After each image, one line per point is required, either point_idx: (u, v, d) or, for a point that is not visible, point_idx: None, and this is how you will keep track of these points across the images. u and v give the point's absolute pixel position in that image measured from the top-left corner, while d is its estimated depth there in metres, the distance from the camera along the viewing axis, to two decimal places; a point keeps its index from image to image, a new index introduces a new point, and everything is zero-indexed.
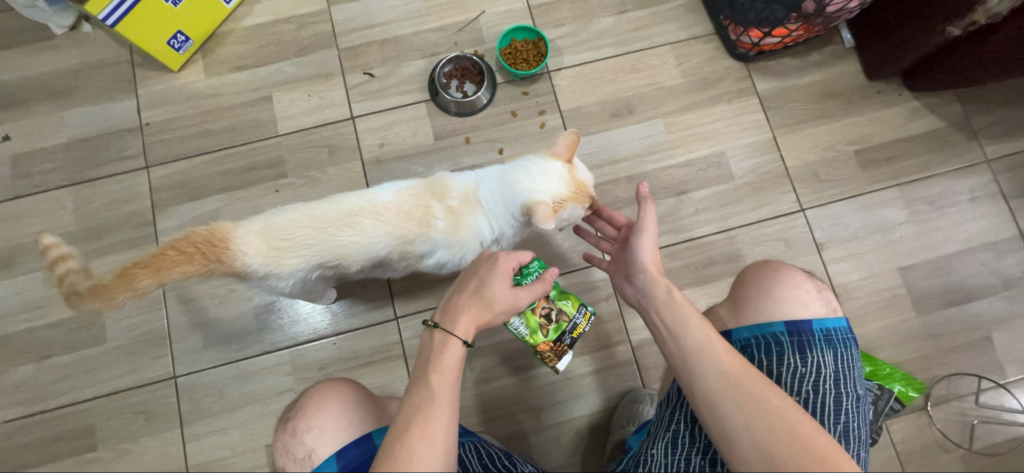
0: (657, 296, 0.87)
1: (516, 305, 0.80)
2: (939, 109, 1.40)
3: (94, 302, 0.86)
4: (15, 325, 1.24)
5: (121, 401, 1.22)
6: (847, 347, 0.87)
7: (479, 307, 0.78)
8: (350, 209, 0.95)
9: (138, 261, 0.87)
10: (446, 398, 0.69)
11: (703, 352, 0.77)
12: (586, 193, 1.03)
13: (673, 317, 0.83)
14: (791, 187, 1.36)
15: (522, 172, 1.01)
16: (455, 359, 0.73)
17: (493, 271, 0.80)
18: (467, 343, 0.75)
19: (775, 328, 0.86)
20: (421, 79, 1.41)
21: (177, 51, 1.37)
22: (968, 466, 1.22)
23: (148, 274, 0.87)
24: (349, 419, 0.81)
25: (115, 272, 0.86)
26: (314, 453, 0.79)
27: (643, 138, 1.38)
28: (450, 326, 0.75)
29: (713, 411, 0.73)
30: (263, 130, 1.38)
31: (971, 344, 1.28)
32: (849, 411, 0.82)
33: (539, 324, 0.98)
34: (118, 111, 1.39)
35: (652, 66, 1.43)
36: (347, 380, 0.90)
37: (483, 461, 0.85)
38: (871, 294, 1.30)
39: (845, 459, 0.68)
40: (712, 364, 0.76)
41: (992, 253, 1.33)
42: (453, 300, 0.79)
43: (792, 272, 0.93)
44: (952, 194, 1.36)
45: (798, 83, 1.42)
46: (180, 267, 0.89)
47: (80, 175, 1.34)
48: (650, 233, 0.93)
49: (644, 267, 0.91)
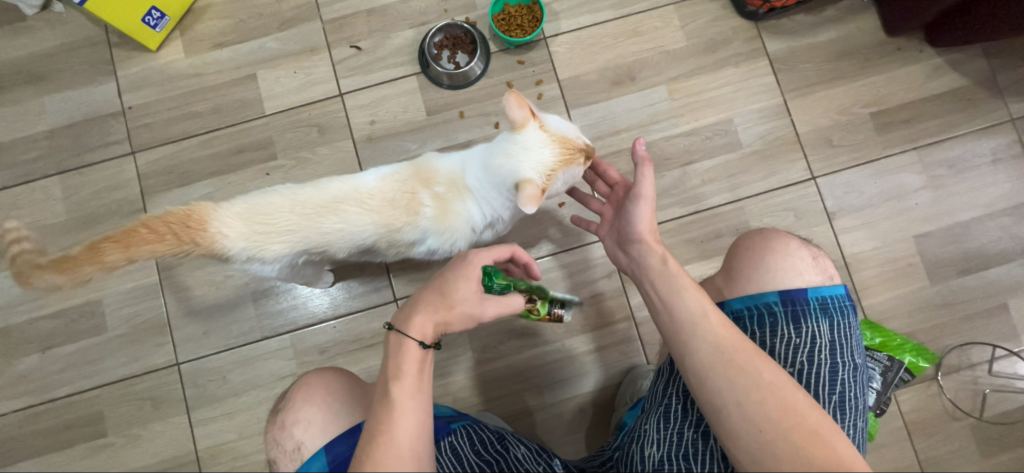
0: (652, 267, 0.83)
1: (481, 314, 0.72)
2: (962, 66, 1.32)
3: (56, 276, 0.85)
4: (16, 316, 1.24)
5: (126, 389, 1.23)
6: (844, 315, 0.83)
7: (439, 307, 0.72)
8: (334, 195, 0.91)
9: (108, 236, 0.85)
10: (410, 404, 0.67)
11: (697, 321, 0.74)
12: (574, 152, 0.97)
13: (666, 287, 0.79)
14: (802, 154, 1.29)
15: (505, 152, 0.95)
16: (415, 362, 0.70)
17: (459, 268, 0.74)
18: (425, 343, 0.71)
19: (768, 299, 0.83)
20: (410, 51, 1.34)
21: (153, 29, 1.30)
22: (979, 434, 1.20)
23: (118, 250, 0.85)
24: (335, 412, 0.81)
25: (84, 246, 0.85)
26: (303, 447, 0.79)
27: (644, 107, 1.31)
28: (405, 328, 0.71)
29: (703, 385, 0.72)
30: (249, 110, 1.33)
31: (987, 312, 1.24)
32: (846, 381, 0.80)
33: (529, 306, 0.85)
34: (98, 96, 1.34)
35: (655, 29, 1.34)
36: (331, 369, 0.88)
37: (476, 448, 0.85)
38: (884, 263, 1.26)
39: (834, 432, 0.67)
40: (707, 338, 0.73)
41: (1013, 218, 1.27)
42: (415, 296, 0.75)
43: (786, 239, 0.88)
44: (973, 157, 1.29)
45: (812, 42, 1.33)
46: (151, 245, 0.86)
47: (65, 163, 1.31)
48: (649, 199, 0.86)
49: (637, 235, 0.87)
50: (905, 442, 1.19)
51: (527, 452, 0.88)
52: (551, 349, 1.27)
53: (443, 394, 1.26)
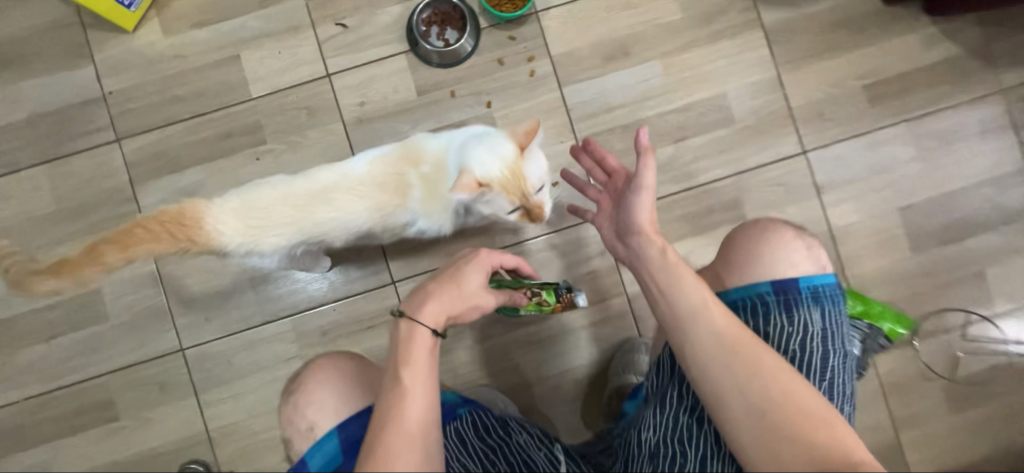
0: (653, 259, 0.83)
1: (484, 304, 0.79)
2: (956, 35, 1.31)
3: (58, 280, 0.86)
4: (16, 307, 1.25)
5: (135, 374, 1.26)
6: (834, 303, 0.87)
7: (453, 300, 0.75)
8: (325, 184, 0.91)
9: (107, 237, 0.85)
10: (421, 391, 0.70)
11: (697, 308, 0.77)
12: (519, 187, 0.96)
13: (667, 279, 0.80)
14: (794, 129, 1.30)
15: (467, 151, 0.94)
16: (425, 349, 0.72)
17: (471, 262, 0.79)
18: (437, 331, 0.73)
19: (762, 289, 0.86)
20: (398, 28, 1.30)
21: (128, 9, 1.25)
22: (951, 393, 1.27)
23: (117, 251, 0.86)
24: (345, 395, 0.84)
25: (82, 248, 0.85)
26: (316, 426, 0.83)
27: (638, 83, 1.30)
28: (416, 315, 0.73)
29: (704, 374, 0.75)
30: (234, 94, 1.30)
31: (965, 279, 1.29)
32: (835, 367, 0.84)
33: (540, 301, 1.01)
34: (76, 81, 1.29)
35: (649, 0, 1.31)
36: (342, 355, 0.91)
37: (479, 433, 0.90)
38: (870, 235, 1.29)
39: (826, 411, 0.72)
40: (707, 328, 0.76)
41: (996, 188, 1.30)
42: (423, 285, 0.77)
43: (780, 230, 0.92)
44: (962, 127, 1.30)
45: (807, 13, 1.31)
46: (147, 245, 0.87)
47: (49, 153, 1.28)
48: (650, 192, 0.86)
49: (636, 226, 0.88)
50: (881, 402, 1.27)
51: (529, 439, 0.92)
52: (547, 325, 1.31)
53: (444, 370, 1.30)
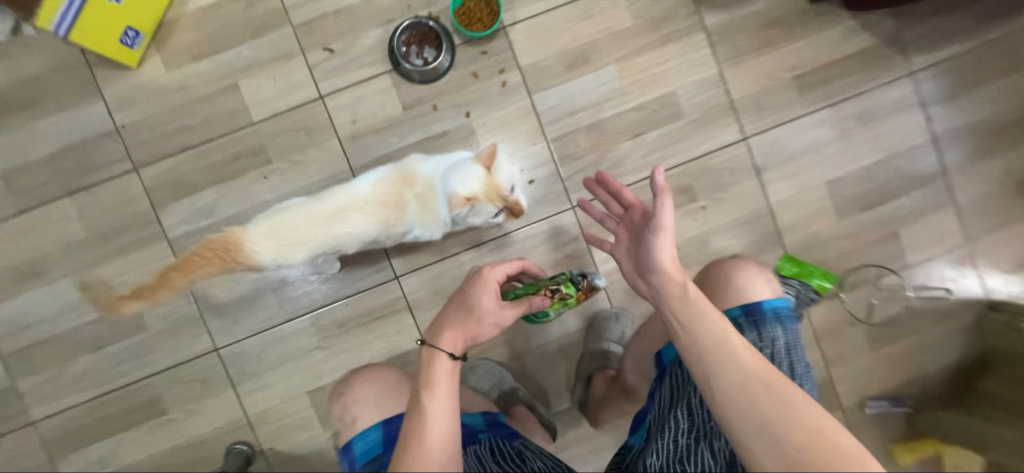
0: (674, 295, 0.89)
1: (498, 320, 0.95)
2: (872, 26, 1.50)
3: (141, 301, 1.10)
4: (64, 324, 1.42)
5: (176, 374, 1.44)
6: (793, 324, 1.06)
7: (466, 322, 0.93)
8: (338, 206, 1.08)
9: (171, 265, 1.06)
10: (440, 410, 0.84)
11: (720, 342, 0.84)
12: (499, 196, 1.16)
13: (687, 313, 0.86)
14: (735, 118, 1.49)
15: (453, 172, 1.13)
16: (446, 372, 0.88)
17: (476, 287, 0.96)
18: (455, 355, 0.89)
19: (733, 312, 1.07)
20: (380, 50, 1.44)
21: (131, 48, 1.37)
22: (872, 334, 1.52)
23: (180, 275, 1.07)
24: (383, 395, 1.05)
25: (155, 276, 1.07)
26: (358, 420, 1.02)
27: (598, 86, 1.47)
28: (436, 342, 0.90)
29: (723, 402, 0.81)
30: (237, 119, 1.43)
31: (883, 239, 1.52)
32: (802, 377, 1.00)
33: (561, 296, 1.12)
34: (89, 116, 1.42)
35: (604, 11, 1.47)
36: (390, 366, 1.15)
37: (496, 459, 1.03)
38: (803, 206, 1.51)
39: (839, 433, 0.77)
40: (726, 358, 0.82)
41: (907, 159, 1.52)
42: (441, 315, 0.95)
43: (747, 265, 1.13)
44: (878, 108, 1.51)
45: (743, 14, 1.49)
46: (203, 268, 1.07)
47: (73, 184, 1.42)
48: (668, 231, 0.91)
49: (659, 264, 0.92)
50: (815, 346, 1.51)
51: (544, 465, 1.04)
52: None
53: None
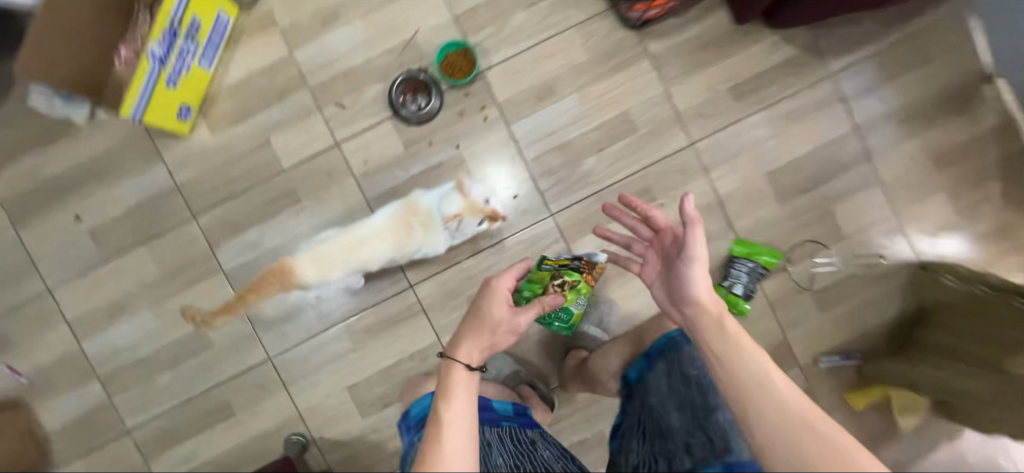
0: (708, 324, 1.04)
1: (509, 327, 1.18)
2: (792, 39, 1.77)
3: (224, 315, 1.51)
4: (149, 346, 1.75)
5: (240, 381, 1.76)
6: None
7: (480, 333, 1.15)
8: (360, 235, 1.40)
9: (243, 290, 1.44)
10: (459, 410, 1.04)
11: (760, 372, 0.93)
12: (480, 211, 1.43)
13: (725, 347, 0.99)
14: (682, 127, 1.77)
15: (443, 198, 1.43)
16: (463, 379, 1.09)
17: (486, 303, 1.19)
18: (470, 363, 1.10)
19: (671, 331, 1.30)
20: (381, 100, 1.75)
21: (185, 120, 1.70)
22: (820, 299, 1.77)
23: (249, 296, 1.45)
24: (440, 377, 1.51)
25: (234, 297, 1.46)
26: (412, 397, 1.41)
27: (564, 112, 1.76)
28: (454, 354, 1.12)
29: (770, 437, 0.86)
30: (271, 168, 1.76)
31: (820, 217, 1.77)
32: None
33: (569, 283, 1.42)
34: (154, 178, 1.75)
35: (563, 49, 1.76)
36: None
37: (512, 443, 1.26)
38: (748, 196, 1.77)
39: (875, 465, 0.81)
40: (765, 392, 0.90)
41: (835, 147, 1.78)
42: (458, 331, 1.17)
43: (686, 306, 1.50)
44: (805, 107, 1.77)
45: (680, 39, 1.77)
46: (264, 290, 1.43)
47: (145, 234, 1.75)
48: (700, 261, 1.13)
49: (694, 295, 1.11)
50: (770, 314, 1.77)
51: (548, 455, 1.25)
52: None
53: None
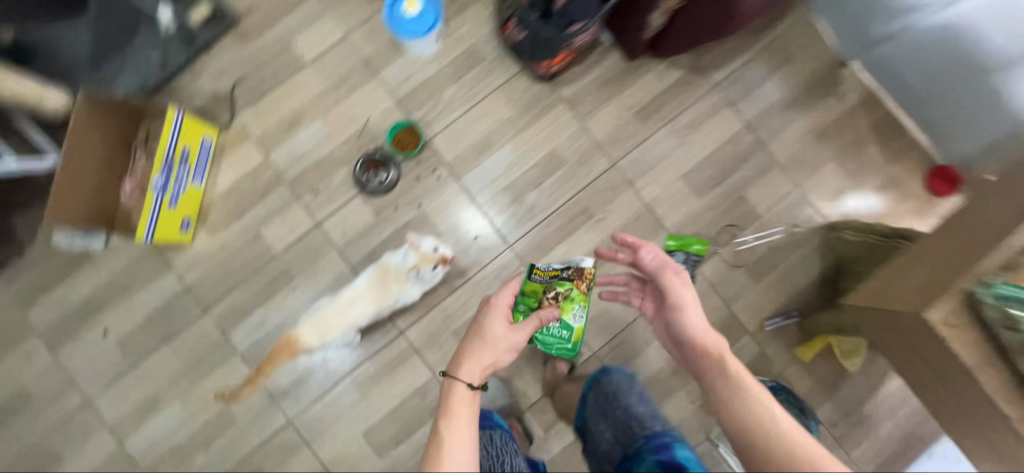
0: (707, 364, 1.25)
1: (506, 341, 1.41)
2: (676, 63, 2.13)
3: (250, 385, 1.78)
4: (182, 432, 1.97)
5: (267, 446, 1.97)
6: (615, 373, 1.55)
7: (482, 348, 1.38)
8: (345, 299, 1.67)
9: (258, 366, 1.72)
10: (462, 411, 1.25)
11: (768, 424, 1.12)
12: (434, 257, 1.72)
13: (725, 386, 1.19)
14: (603, 152, 2.09)
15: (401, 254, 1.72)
16: (468, 386, 1.29)
17: (490, 323, 1.43)
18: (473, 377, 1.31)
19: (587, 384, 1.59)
20: (349, 180, 2.07)
21: (187, 231, 2.00)
22: (752, 272, 2.05)
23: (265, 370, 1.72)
24: None
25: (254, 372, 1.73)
26: None
27: (503, 160, 2.09)
28: (462, 364, 1.32)
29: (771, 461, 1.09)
30: (265, 255, 2.04)
31: (735, 203, 2.08)
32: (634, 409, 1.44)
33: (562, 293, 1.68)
34: (167, 283, 2.03)
35: (491, 109, 2.10)
36: None
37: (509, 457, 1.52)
38: (671, 197, 2.08)
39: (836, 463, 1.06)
40: (761, 423, 1.13)
41: (733, 143, 2.10)
42: (463, 347, 1.39)
43: None
44: (700, 115, 2.11)
45: (586, 82, 2.12)
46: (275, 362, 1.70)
47: (166, 333, 2.01)
48: (693, 307, 1.32)
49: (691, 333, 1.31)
50: (713, 293, 2.03)
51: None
52: None
53: None
